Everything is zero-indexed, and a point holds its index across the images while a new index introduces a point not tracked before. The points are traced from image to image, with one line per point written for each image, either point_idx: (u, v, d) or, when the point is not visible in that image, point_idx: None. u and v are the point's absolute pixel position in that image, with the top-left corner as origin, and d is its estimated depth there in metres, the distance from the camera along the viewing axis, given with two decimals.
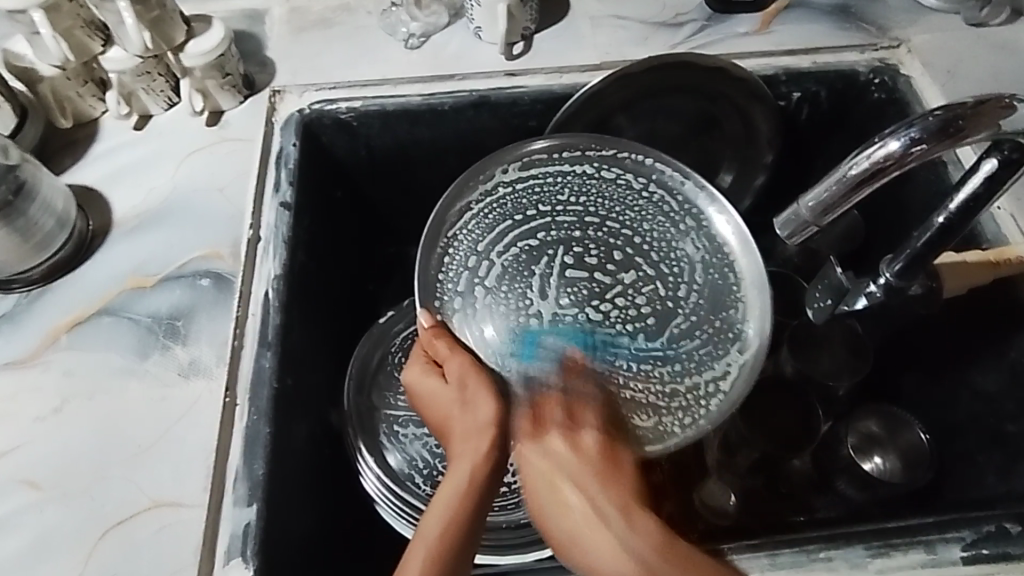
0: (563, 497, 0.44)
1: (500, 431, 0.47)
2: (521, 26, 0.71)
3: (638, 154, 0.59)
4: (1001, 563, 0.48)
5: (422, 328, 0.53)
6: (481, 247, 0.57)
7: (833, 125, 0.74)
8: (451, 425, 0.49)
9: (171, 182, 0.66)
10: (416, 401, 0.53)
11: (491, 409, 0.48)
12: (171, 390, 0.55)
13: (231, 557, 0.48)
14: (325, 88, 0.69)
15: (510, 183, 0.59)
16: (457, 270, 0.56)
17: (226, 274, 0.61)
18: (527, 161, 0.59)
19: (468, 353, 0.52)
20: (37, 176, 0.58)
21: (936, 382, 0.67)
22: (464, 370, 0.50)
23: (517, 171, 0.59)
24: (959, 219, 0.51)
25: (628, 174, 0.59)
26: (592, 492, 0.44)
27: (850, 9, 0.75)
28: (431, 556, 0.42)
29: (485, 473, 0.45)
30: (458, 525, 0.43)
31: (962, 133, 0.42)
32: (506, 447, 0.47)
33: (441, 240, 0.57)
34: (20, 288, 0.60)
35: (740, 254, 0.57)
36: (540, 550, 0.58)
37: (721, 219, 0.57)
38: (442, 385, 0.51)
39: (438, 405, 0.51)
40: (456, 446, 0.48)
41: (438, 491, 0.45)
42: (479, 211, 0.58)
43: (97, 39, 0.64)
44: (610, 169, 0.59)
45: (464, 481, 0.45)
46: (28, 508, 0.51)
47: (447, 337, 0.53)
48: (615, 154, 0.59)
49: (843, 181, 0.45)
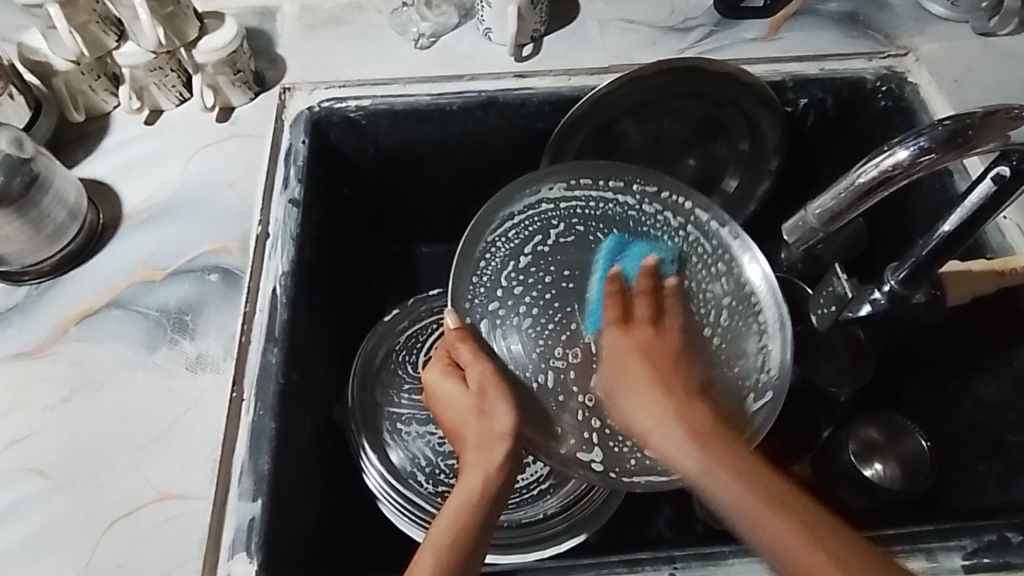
0: (634, 389, 0.51)
1: (514, 442, 0.49)
2: (530, 28, 0.71)
3: (681, 198, 0.59)
4: (1001, 572, 0.49)
5: (449, 330, 0.53)
6: (517, 261, 0.57)
7: (839, 132, 0.74)
8: (465, 431, 0.51)
9: (181, 176, 0.67)
10: (433, 402, 0.55)
11: (508, 419, 0.50)
12: (179, 382, 0.56)
13: (236, 551, 0.48)
14: (334, 86, 0.70)
15: (553, 202, 0.60)
16: (490, 277, 0.56)
17: (234, 269, 0.61)
18: (573, 182, 0.60)
19: (492, 363, 0.52)
20: (50, 168, 0.59)
21: (937, 391, 0.68)
22: (484, 379, 0.51)
23: (563, 191, 0.60)
24: (965, 228, 0.51)
25: (668, 211, 0.59)
26: (658, 389, 0.50)
27: (858, 17, 0.76)
28: (440, 556, 0.44)
29: (496, 484, 0.48)
30: (470, 528, 0.46)
31: (972, 142, 0.42)
32: (517, 459, 0.49)
33: (482, 242, 0.57)
34: (30, 280, 0.61)
35: (769, 304, 0.56)
36: (544, 549, 0.59)
37: (750, 264, 0.57)
38: (462, 392, 0.52)
39: (452, 411, 0.53)
40: (470, 454, 0.50)
41: (450, 495, 0.48)
42: (520, 222, 0.58)
43: (112, 35, 0.65)
44: (650, 205, 0.60)
45: (476, 491, 0.48)
46: (36, 496, 0.52)
47: (471, 342, 0.53)
48: (657, 191, 0.60)
49: (851, 188, 0.45)
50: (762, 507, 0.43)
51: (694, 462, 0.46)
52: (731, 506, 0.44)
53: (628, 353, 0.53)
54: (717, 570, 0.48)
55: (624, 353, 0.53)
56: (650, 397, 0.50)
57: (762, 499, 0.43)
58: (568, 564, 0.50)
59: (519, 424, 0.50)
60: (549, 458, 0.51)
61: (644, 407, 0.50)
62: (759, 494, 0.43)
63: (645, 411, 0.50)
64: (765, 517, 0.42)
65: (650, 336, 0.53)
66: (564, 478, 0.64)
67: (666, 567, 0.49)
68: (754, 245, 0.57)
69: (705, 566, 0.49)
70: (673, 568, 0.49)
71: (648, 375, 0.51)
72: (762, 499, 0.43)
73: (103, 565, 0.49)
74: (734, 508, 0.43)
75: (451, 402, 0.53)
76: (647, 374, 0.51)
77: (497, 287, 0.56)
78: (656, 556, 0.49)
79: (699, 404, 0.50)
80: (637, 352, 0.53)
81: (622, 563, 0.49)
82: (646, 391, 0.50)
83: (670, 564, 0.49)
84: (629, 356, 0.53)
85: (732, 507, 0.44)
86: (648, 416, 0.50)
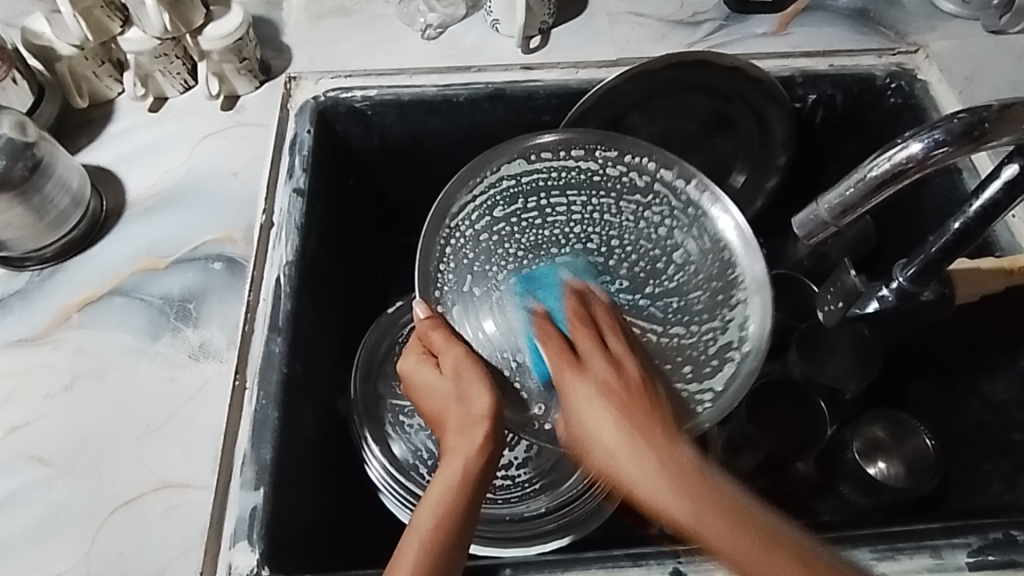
0: (592, 429, 0.46)
1: (496, 422, 0.48)
2: (539, 20, 0.71)
3: (643, 157, 0.57)
4: (1009, 571, 0.48)
5: (419, 319, 0.52)
6: (482, 238, 0.57)
7: (848, 129, 0.74)
8: (446, 418, 0.50)
9: (185, 165, 0.66)
10: (413, 391, 0.54)
11: (486, 400, 0.48)
12: (181, 371, 0.55)
13: (237, 540, 0.48)
14: (340, 76, 0.69)
15: (515, 176, 0.58)
16: (456, 260, 0.56)
17: (238, 257, 0.61)
18: (530, 158, 0.58)
19: (465, 345, 0.51)
20: (53, 153, 0.58)
21: (945, 389, 0.67)
22: (460, 363, 0.50)
23: (524, 165, 0.58)
24: (976, 224, 0.50)
25: (632, 172, 0.58)
26: (619, 409, 0.45)
27: (869, 13, 0.75)
28: (424, 548, 0.44)
29: (477, 468, 0.47)
30: (456, 516, 0.45)
31: (985, 137, 0.42)
32: (500, 441, 0.48)
33: (445, 227, 0.56)
34: (32, 266, 0.60)
35: (742, 256, 0.55)
36: (543, 543, 0.58)
37: (719, 213, 0.55)
38: (438, 378, 0.51)
39: (432, 398, 0.51)
40: (451, 439, 0.48)
41: (432, 484, 0.47)
42: (481, 203, 0.57)
43: (115, 19, 0.63)
44: (614, 167, 0.58)
45: (458, 476, 0.46)
46: (36, 484, 0.51)
47: (443, 328, 0.52)
48: (619, 154, 0.58)
49: (865, 181, 0.44)
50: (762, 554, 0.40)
51: (658, 491, 0.43)
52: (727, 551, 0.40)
53: (571, 383, 0.48)
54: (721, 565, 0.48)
55: (567, 386, 0.48)
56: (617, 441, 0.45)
57: (750, 525, 0.41)
58: (572, 557, 0.49)
59: (499, 404, 0.49)
60: (534, 435, 0.52)
61: (605, 441, 0.45)
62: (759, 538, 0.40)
63: (617, 458, 0.44)
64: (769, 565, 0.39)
65: (596, 371, 0.48)
66: (568, 471, 0.63)
67: (671, 561, 0.49)
68: (721, 193, 0.55)
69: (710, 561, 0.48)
70: (677, 562, 0.48)
71: (594, 406, 0.46)
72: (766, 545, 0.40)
73: (102, 554, 0.48)
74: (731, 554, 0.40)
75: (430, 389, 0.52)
76: (596, 410, 0.46)
77: (465, 272, 0.55)
78: (661, 550, 0.49)
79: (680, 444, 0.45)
80: (584, 386, 0.47)
81: (627, 556, 0.49)
82: (625, 433, 0.45)
83: (675, 558, 0.49)
84: (569, 389, 0.47)
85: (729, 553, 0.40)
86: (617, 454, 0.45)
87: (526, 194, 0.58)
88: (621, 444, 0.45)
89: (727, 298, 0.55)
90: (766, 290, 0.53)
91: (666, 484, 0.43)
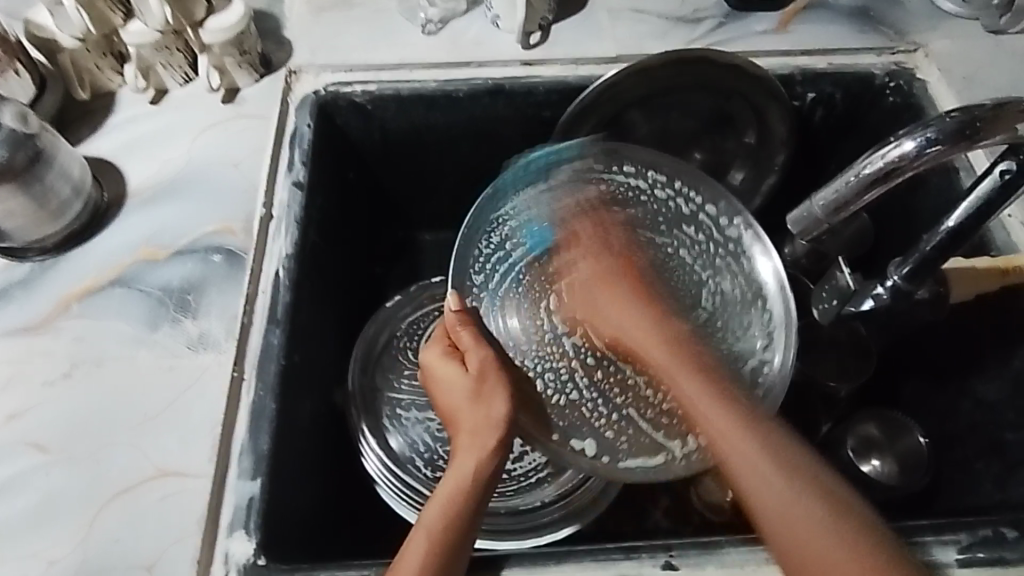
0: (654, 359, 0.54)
1: (510, 427, 0.51)
2: (539, 16, 0.71)
3: (692, 194, 0.60)
4: (996, 567, 0.49)
5: (450, 313, 0.54)
6: (526, 246, 0.61)
7: (846, 127, 0.74)
8: (461, 418, 0.51)
9: (186, 156, 0.67)
10: (431, 385, 0.55)
11: (505, 406, 0.51)
12: (179, 361, 0.56)
13: (233, 529, 0.49)
14: (341, 70, 0.70)
15: (557, 186, 0.61)
16: (501, 252, 0.61)
17: (237, 250, 0.61)
18: (578, 169, 0.61)
19: (493, 347, 0.53)
20: (54, 144, 0.59)
21: (939, 388, 0.68)
22: (485, 365, 0.52)
23: (569, 177, 0.61)
24: (970, 223, 0.51)
25: (679, 197, 0.61)
26: (650, 330, 0.55)
27: (869, 12, 0.75)
28: (431, 545, 0.45)
29: (489, 468, 0.49)
30: (463, 513, 0.47)
31: (978, 135, 0.42)
32: (510, 444, 0.51)
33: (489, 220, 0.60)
34: (33, 256, 0.61)
35: (777, 303, 0.56)
36: (538, 537, 0.59)
37: (765, 262, 0.57)
38: (460, 376, 0.52)
39: (448, 394, 0.53)
40: (463, 438, 0.51)
41: (444, 483, 0.48)
42: (525, 204, 0.61)
43: (118, 12, 0.65)
44: (660, 188, 0.61)
45: (471, 474, 0.48)
46: (36, 470, 0.52)
47: (471, 326, 0.54)
48: (670, 178, 0.60)
49: (858, 180, 0.44)
50: (774, 473, 0.44)
51: (690, 389, 0.50)
52: (742, 471, 0.45)
53: (647, 316, 0.56)
54: (712, 559, 0.48)
55: (646, 312, 0.56)
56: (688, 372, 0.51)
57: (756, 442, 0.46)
58: (565, 550, 0.50)
59: (516, 410, 0.51)
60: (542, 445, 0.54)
61: (689, 387, 0.50)
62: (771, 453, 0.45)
63: (666, 372, 0.53)
64: (782, 486, 0.44)
65: (666, 316, 0.56)
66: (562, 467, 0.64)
67: (663, 554, 0.49)
68: (766, 239, 0.57)
69: (702, 555, 0.49)
70: (669, 556, 0.49)
71: (659, 342, 0.54)
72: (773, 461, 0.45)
73: (100, 539, 0.49)
74: (749, 476, 0.45)
75: (450, 386, 0.53)
76: (671, 354, 0.53)
77: (493, 275, 0.60)
78: (653, 543, 0.49)
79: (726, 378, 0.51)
80: (668, 322, 0.55)
81: (619, 549, 0.49)
82: (701, 376, 0.51)
83: (667, 551, 0.49)
84: (609, 301, 0.57)
85: (744, 473, 0.45)
86: (677, 379, 0.52)
87: (564, 211, 0.61)
88: (698, 381, 0.51)
89: (748, 340, 0.57)
90: (790, 339, 0.55)
91: (712, 402, 0.49)
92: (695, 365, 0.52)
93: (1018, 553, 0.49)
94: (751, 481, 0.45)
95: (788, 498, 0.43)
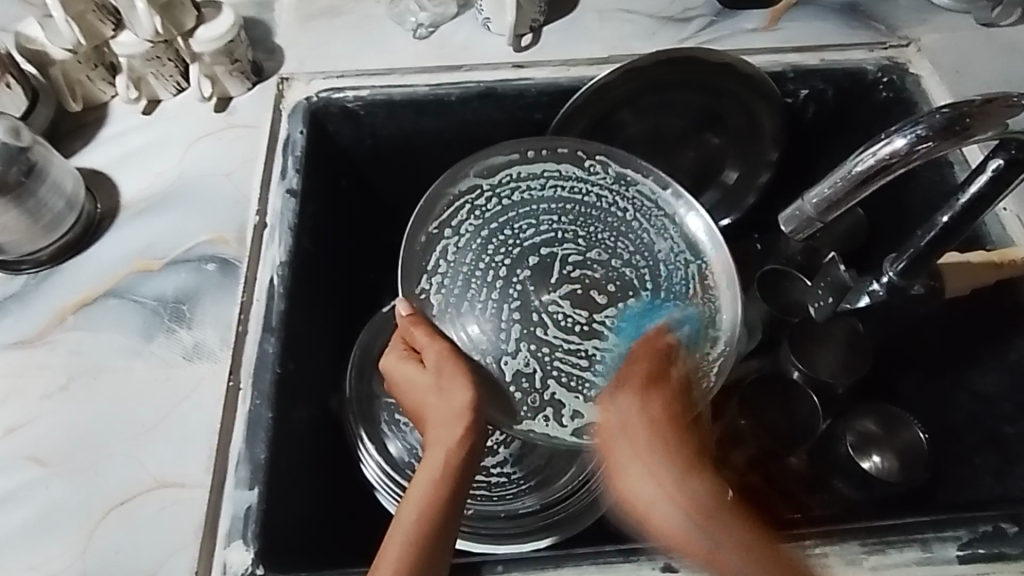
0: (641, 457, 0.46)
1: (474, 416, 0.50)
2: (529, 19, 0.71)
3: (629, 167, 0.62)
4: (998, 563, 0.49)
5: (400, 315, 0.53)
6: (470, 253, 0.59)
7: (839, 123, 0.74)
8: (427, 412, 0.51)
9: (178, 167, 0.67)
10: (394, 387, 0.55)
11: (466, 396, 0.50)
12: (175, 371, 0.56)
13: (231, 539, 0.49)
14: (332, 76, 0.70)
15: (491, 189, 0.61)
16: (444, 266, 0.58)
17: (231, 258, 0.61)
18: (501, 171, 0.62)
19: (448, 340, 0.53)
20: (47, 158, 0.59)
21: (935, 382, 0.68)
22: (442, 358, 0.51)
23: (495, 180, 0.62)
24: (962, 218, 0.51)
25: (602, 178, 0.62)
26: (663, 451, 0.46)
27: (860, 7, 0.75)
28: (409, 540, 0.45)
29: (458, 459, 0.48)
30: (437, 514, 0.46)
31: (969, 131, 0.42)
32: (479, 432, 0.49)
33: (428, 232, 0.59)
34: (28, 269, 0.61)
35: (711, 255, 0.60)
36: (537, 540, 0.58)
37: (692, 219, 0.60)
38: (418, 373, 0.52)
39: (412, 391, 0.52)
40: (430, 432, 0.50)
41: (416, 481, 0.47)
42: (456, 220, 0.60)
43: (108, 23, 0.64)
44: (582, 175, 0.62)
45: (439, 468, 0.47)
46: (33, 484, 0.52)
47: (425, 325, 0.53)
48: (591, 160, 0.62)
49: (847, 177, 0.44)
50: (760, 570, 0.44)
51: (648, 489, 0.45)
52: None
53: (657, 410, 0.48)
54: None
55: (661, 451, 0.46)
56: (671, 463, 0.46)
57: (730, 543, 0.45)
58: (564, 553, 0.50)
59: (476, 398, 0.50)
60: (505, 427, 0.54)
61: (635, 472, 0.46)
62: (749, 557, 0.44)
63: (660, 506, 0.45)
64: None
65: (683, 446, 0.47)
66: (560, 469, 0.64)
67: (661, 557, 0.49)
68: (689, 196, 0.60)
69: None
70: (668, 558, 0.49)
71: (659, 455, 0.46)
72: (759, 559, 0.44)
73: (98, 552, 0.49)
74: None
75: (411, 384, 0.52)
76: (648, 462, 0.46)
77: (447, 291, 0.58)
78: (652, 546, 0.49)
79: (689, 460, 0.47)
80: (684, 451, 0.47)
81: (617, 552, 0.49)
82: (644, 462, 0.46)
83: (665, 553, 0.49)
84: (645, 453, 0.46)
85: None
86: (628, 477, 0.46)
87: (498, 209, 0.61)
88: (655, 490, 0.45)
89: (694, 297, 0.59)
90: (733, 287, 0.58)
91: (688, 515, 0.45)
92: (674, 453, 0.47)
93: (1019, 548, 0.49)
94: None
95: None
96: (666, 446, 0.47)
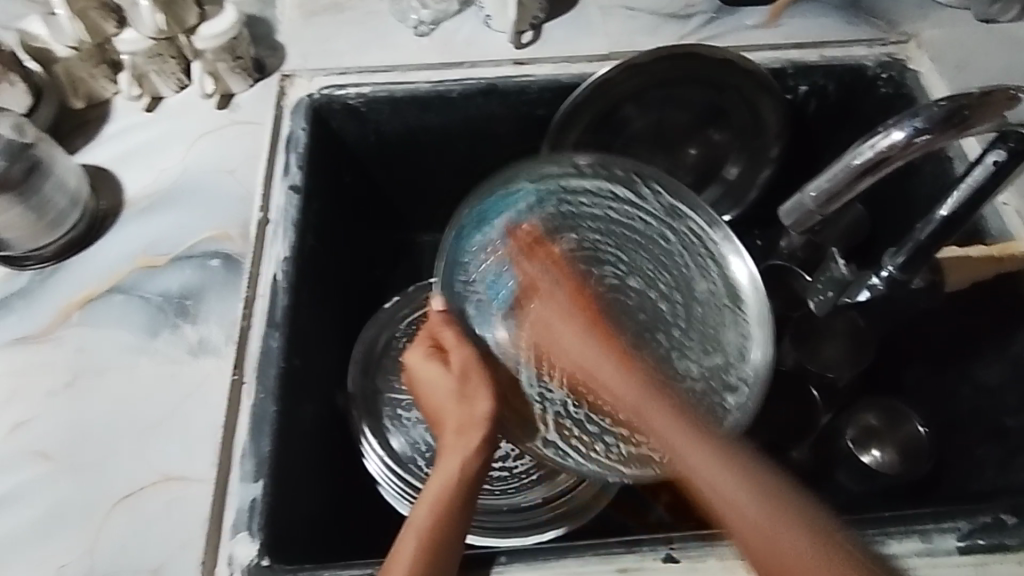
0: (589, 362, 0.55)
1: (492, 426, 0.52)
2: (530, 15, 0.71)
3: (679, 199, 0.57)
4: (997, 553, 0.49)
5: (433, 313, 0.56)
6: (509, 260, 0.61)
7: (840, 119, 0.74)
8: (444, 415, 0.53)
9: (181, 164, 0.67)
10: (414, 384, 0.56)
11: (485, 406, 0.53)
12: (180, 367, 0.56)
13: (237, 531, 0.49)
14: (334, 73, 0.70)
15: (538, 196, 0.59)
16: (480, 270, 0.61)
17: (235, 255, 0.61)
18: (553, 180, 0.58)
19: (474, 348, 0.55)
20: (51, 155, 0.59)
21: (937, 376, 0.68)
22: (468, 362, 0.54)
23: (546, 187, 0.59)
24: (965, 209, 0.51)
25: (646, 206, 0.58)
26: (597, 342, 0.56)
27: (860, 3, 0.75)
28: (421, 538, 0.46)
29: (473, 467, 0.50)
30: (450, 520, 0.47)
31: (968, 122, 0.42)
32: (492, 447, 0.52)
33: (473, 237, 0.60)
34: (33, 266, 0.61)
35: (753, 303, 0.55)
36: (540, 533, 0.59)
37: (738, 267, 0.55)
38: (443, 375, 0.54)
39: (433, 395, 0.54)
40: (448, 438, 0.52)
41: (432, 478, 0.49)
42: (502, 223, 0.60)
43: (110, 20, 0.65)
44: (628, 198, 0.58)
45: (455, 474, 0.49)
46: (40, 479, 0.52)
47: (454, 326, 0.56)
48: (639, 184, 0.57)
49: (848, 169, 0.45)
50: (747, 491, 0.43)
51: (630, 395, 0.52)
52: (707, 479, 0.44)
53: (600, 345, 0.55)
54: (714, 551, 0.49)
55: (609, 357, 0.54)
56: (633, 387, 0.52)
57: (699, 438, 0.47)
58: (568, 545, 0.50)
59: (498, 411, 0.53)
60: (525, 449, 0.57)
61: (603, 368, 0.54)
62: (732, 466, 0.44)
63: (607, 385, 0.53)
64: (750, 497, 0.42)
65: (625, 350, 0.56)
66: None
67: (665, 547, 0.49)
68: (739, 243, 0.55)
69: (703, 547, 0.49)
70: (670, 548, 0.49)
71: (597, 345, 0.56)
72: (739, 471, 0.44)
73: (106, 546, 0.49)
74: (712, 480, 0.44)
75: (434, 387, 0.54)
76: (619, 366, 0.54)
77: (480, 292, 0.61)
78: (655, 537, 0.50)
79: (653, 375, 0.54)
80: (649, 382, 0.53)
81: (621, 543, 0.49)
82: (625, 380, 0.53)
83: (668, 544, 0.49)
84: (578, 336, 0.56)
85: (710, 481, 0.44)
86: (609, 386, 0.53)
87: (542, 222, 0.60)
88: (623, 382, 0.53)
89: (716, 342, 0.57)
90: (767, 329, 0.54)
91: (667, 413, 0.49)
92: (618, 359, 0.54)
93: (1019, 539, 0.49)
94: (716, 483, 0.44)
95: (756, 513, 0.42)
96: (626, 362, 0.55)
